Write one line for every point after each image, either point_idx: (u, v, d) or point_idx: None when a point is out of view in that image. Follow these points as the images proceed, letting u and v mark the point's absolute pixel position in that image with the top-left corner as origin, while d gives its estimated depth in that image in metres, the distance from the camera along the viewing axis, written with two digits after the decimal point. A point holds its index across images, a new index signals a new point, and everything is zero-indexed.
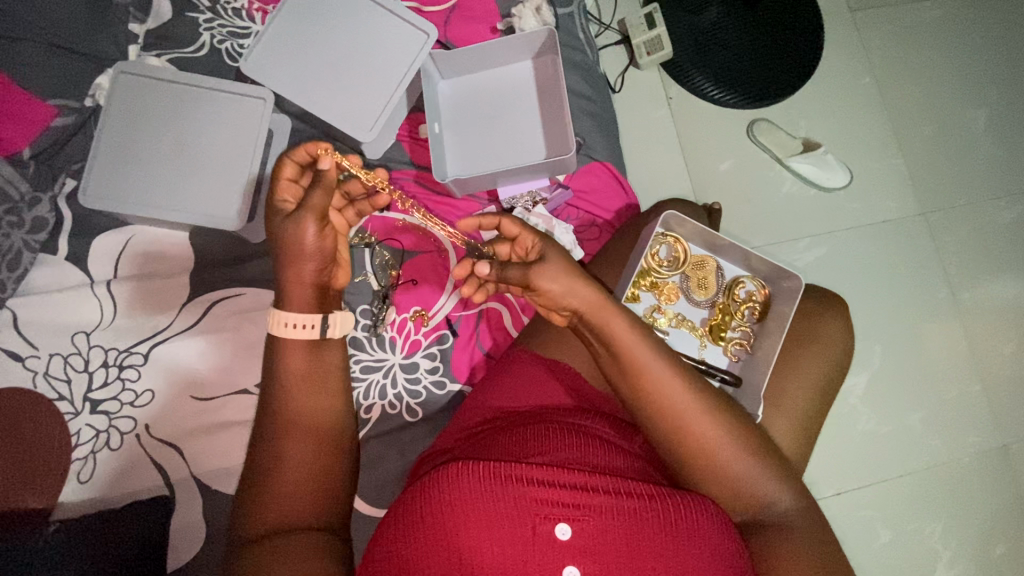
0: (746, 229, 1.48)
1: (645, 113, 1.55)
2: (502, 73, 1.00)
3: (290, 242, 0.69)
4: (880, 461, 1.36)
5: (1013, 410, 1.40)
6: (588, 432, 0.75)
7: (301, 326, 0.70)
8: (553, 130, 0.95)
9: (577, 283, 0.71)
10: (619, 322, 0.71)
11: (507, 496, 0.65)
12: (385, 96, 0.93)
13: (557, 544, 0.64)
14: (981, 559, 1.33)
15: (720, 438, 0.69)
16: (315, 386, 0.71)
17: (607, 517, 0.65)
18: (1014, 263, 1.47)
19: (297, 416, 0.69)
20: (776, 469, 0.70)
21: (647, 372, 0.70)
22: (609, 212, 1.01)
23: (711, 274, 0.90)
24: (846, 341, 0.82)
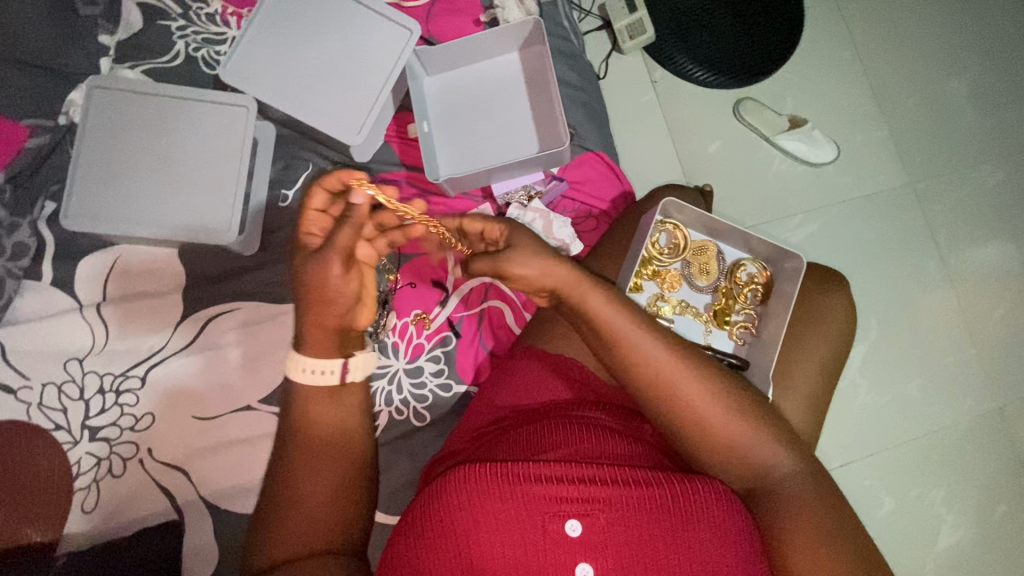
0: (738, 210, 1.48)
1: (631, 99, 1.54)
2: (488, 67, 0.97)
3: (314, 283, 0.64)
4: (882, 431, 1.38)
5: (1005, 372, 1.43)
6: (595, 425, 0.74)
7: (327, 373, 0.67)
8: (545, 123, 0.94)
9: (550, 263, 0.71)
10: (598, 295, 0.71)
11: (516, 495, 0.65)
12: (371, 96, 0.90)
13: (568, 541, 0.64)
14: (983, 518, 1.35)
15: (705, 409, 0.68)
16: (341, 417, 0.70)
17: (619, 510, 0.64)
18: (1001, 227, 1.49)
19: (321, 450, 0.68)
20: (769, 428, 0.70)
21: (631, 351, 0.69)
22: (605, 201, 1.00)
23: (712, 260, 0.89)
24: (849, 317, 0.82)
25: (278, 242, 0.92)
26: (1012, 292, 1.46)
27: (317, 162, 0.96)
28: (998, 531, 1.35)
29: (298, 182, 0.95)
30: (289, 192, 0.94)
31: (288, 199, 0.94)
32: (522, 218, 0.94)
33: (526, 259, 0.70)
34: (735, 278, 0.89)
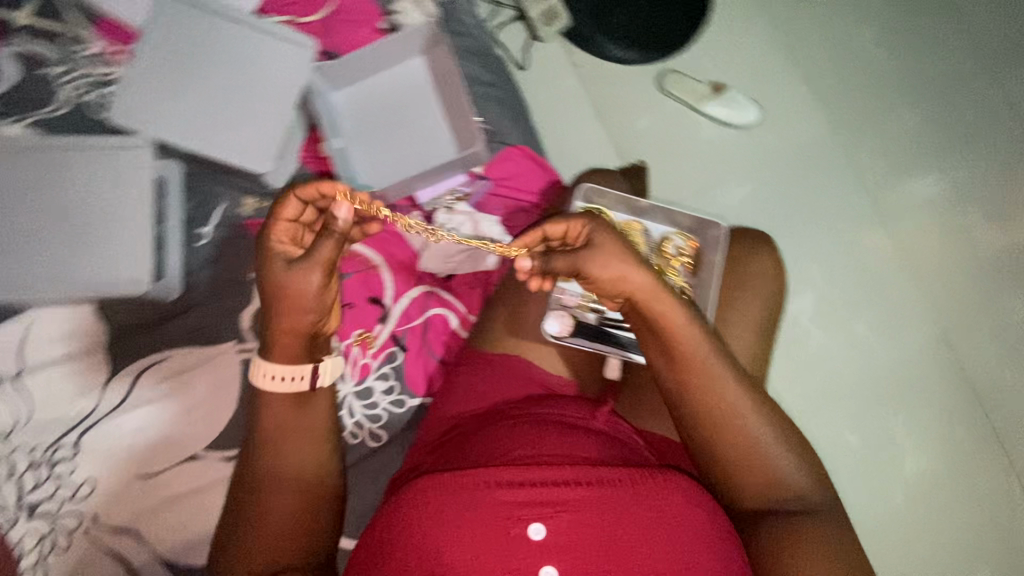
0: (672, 182, 1.52)
1: (556, 85, 1.54)
2: (394, 73, 0.95)
3: (285, 293, 0.65)
4: (836, 372, 1.44)
5: (971, 301, 1.37)
6: (563, 426, 0.75)
7: (290, 380, 0.68)
8: (458, 122, 0.93)
9: (633, 268, 0.69)
10: (674, 305, 0.69)
11: (478, 502, 0.65)
12: (273, 120, 0.88)
13: (532, 544, 0.63)
14: (951, 443, 1.36)
15: (743, 413, 0.69)
16: (307, 429, 0.70)
17: (581, 512, 0.65)
18: (929, 160, 1.52)
19: (285, 461, 0.68)
20: (796, 449, 0.70)
21: (686, 347, 0.69)
22: (533, 194, 1.00)
23: (639, 237, 0.87)
24: (778, 276, 0.86)
25: (203, 283, 0.87)
26: None
27: (231, 196, 0.89)
28: (971, 455, 1.35)
29: (212, 218, 0.88)
30: (205, 230, 0.88)
31: (205, 238, 0.88)
32: (450, 223, 0.94)
33: (611, 251, 0.69)
34: (665, 253, 0.88)
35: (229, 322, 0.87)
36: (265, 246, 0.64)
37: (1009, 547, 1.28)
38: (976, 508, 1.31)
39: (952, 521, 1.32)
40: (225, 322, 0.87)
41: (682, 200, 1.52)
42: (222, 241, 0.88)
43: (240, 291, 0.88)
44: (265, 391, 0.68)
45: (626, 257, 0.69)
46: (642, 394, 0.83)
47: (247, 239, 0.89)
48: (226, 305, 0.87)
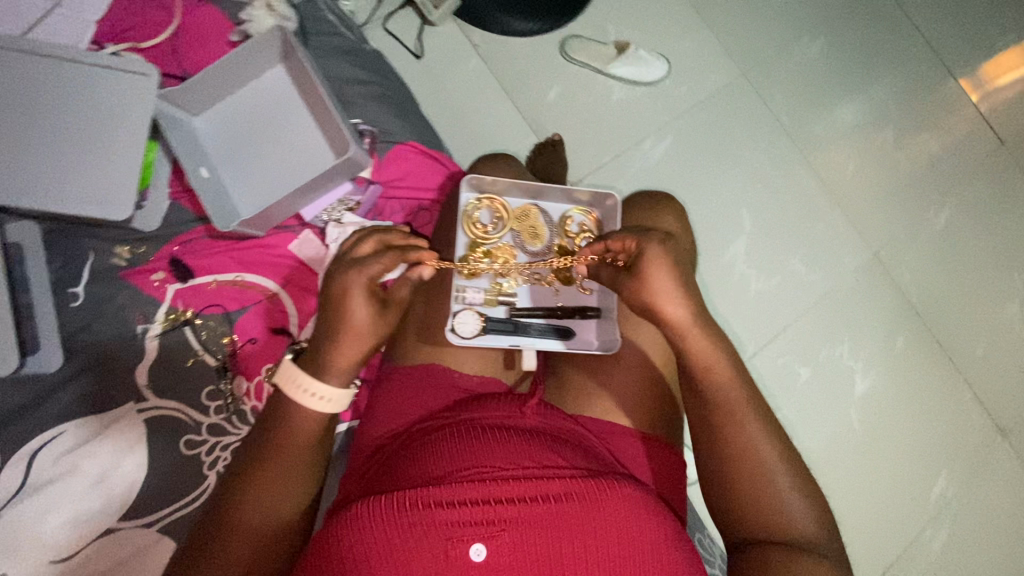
0: (591, 142, 1.44)
1: (456, 68, 1.45)
2: (256, 88, 0.90)
3: (359, 325, 0.66)
4: (782, 308, 1.40)
5: (873, 219, 1.47)
6: (518, 432, 0.70)
7: (324, 400, 0.65)
8: (330, 128, 0.87)
9: (680, 293, 0.65)
10: (709, 336, 0.65)
11: (416, 526, 0.60)
12: (124, 157, 0.79)
13: (471, 567, 0.59)
14: (889, 354, 1.40)
15: (761, 429, 0.62)
16: (286, 478, 0.64)
17: (524, 529, 0.61)
18: (840, 88, 1.52)
19: (253, 512, 0.62)
20: (806, 483, 0.62)
21: (715, 361, 0.65)
22: (431, 190, 0.96)
23: (538, 221, 0.87)
24: (687, 238, 0.83)
25: (87, 346, 0.81)
26: (863, 144, 1.50)
27: (99, 247, 0.84)
28: (906, 362, 1.40)
29: (83, 275, 0.82)
30: (78, 288, 0.82)
31: (80, 296, 0.82)
32: (343, 235, 0.90)
33: (666, 258, 0.65)
34: (567, 231, 0.87)
35: (123, 383, 0.80)
36: (363, 277, 0.65)
37: (941, 441, 1.37)
38: (925, 416, 1.38)
39: (908, 436, 1.37)
40: (118, 385, 0.80)
41: (606, 166, 1.44)
42: (98, 297, 0.82)
43: (129, 349, 0.82)
44: (303, 404, 0.65)
45: (679, 283, 0.64)
46: (566, 379, 0.80)
47: (127, 290, 0.83)
48: (117, 366, 0.81)
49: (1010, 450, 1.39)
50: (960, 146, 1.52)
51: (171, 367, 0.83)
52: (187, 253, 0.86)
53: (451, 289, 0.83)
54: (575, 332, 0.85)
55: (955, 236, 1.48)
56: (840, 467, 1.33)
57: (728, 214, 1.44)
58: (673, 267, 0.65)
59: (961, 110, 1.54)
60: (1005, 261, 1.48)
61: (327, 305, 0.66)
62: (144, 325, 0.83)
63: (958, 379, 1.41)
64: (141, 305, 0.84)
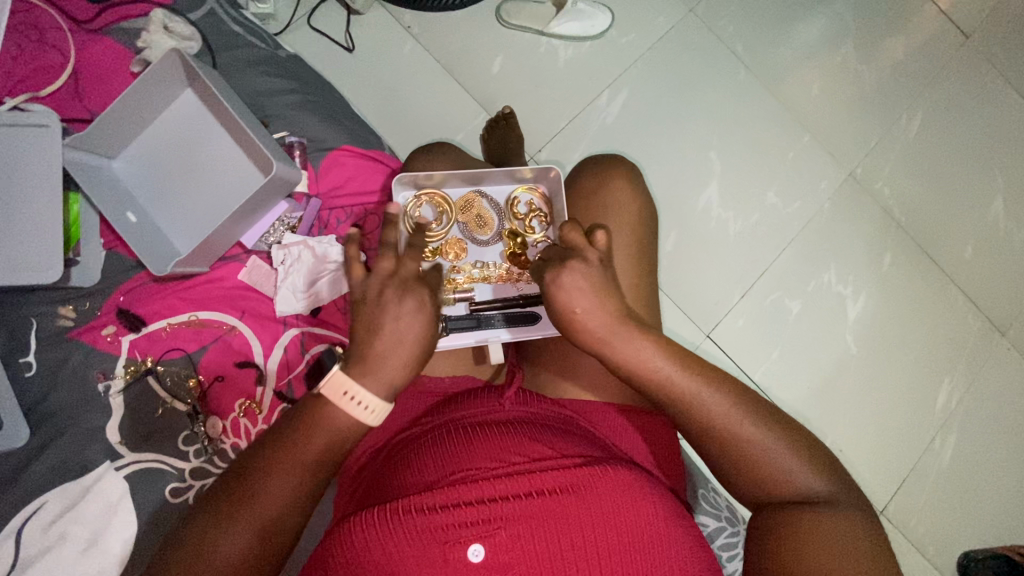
0: (544, 112, 1.39)
1: (392, 55, 1.38)
2: (170, 120, 0.86)
3: (405, 322, 0.55)
4: (766, 247, 1.37)
5: (844, 140, 1.43)
6: (506, 426, 0.68)
7: (370, 409, 0.55)
8: (251, 148, 0.83)
9: (599, 300, 0.58)
10: (640, 342, 0.59)
11: (410, 534, 0.57)
12: (44, 216, 0.75)
13: (471, 568, 0.56)
14: (876, 273, 1.38)
15: (737, 419, 0.59)
16: (276, 507, 0.53)
17: (523, 523, 0.58)
18: (795, 9, 1.45)
19: (230, 546, 0.52)
20: (799, 443, 0.59)
21: (656, 370, 0.59)
22: (374, 193, 0.92)
23: (484, 208, 0.85)
24: (640, 199, 0.81)
25: (52, 412, 0.79)
26: (822, 64, 1.44)
27: (42, 310, 0.81)
28: (895, 280, 1.38)
29: (31, 342, 0.80)
30: (30, 356, 0.80)
31: (33, 364, 0.80)
32: (289, 257, 0.87)
33: (574, 286, 0.58)
34: (516, 213, 0.85)
35: (97, 444, 0.79)
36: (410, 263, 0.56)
37: (939, 350, 1.36)
38: (921, 328, 1.37)
39: (905, 351, 1.35)
40: (92, 447, 0.78)
41: (563, 131, 1.38)
42: (54, 361, 0.80)
43: (96, 409, 0.80)
44: (341, 410, 0.55)
45: (592, 292, 0.58)
46: (545, 366, 0.78)
47: (82, 349, 0.81)
48: (87, 427, 0.79)
49: (1009, 347, 1.38)
50: (929, 48, 1.46)
51: (142, 419, 0.81)
52: (134, 301, 0.84)
53: None
54: (541, 317, 0.81)
55: (931, 142, 1.43)
56: (840, 394, 1.33)
57: (697, 160, 1.39)
58: (588, 276, 0.59)
59: (924, 10, 1.47)
60: (984, 159, 1.44)
61: (366, 301, 0.55)
62: (105, 382, 0.81)
63: (950, 286, 1.39)
64: (99, 362, 0.82)
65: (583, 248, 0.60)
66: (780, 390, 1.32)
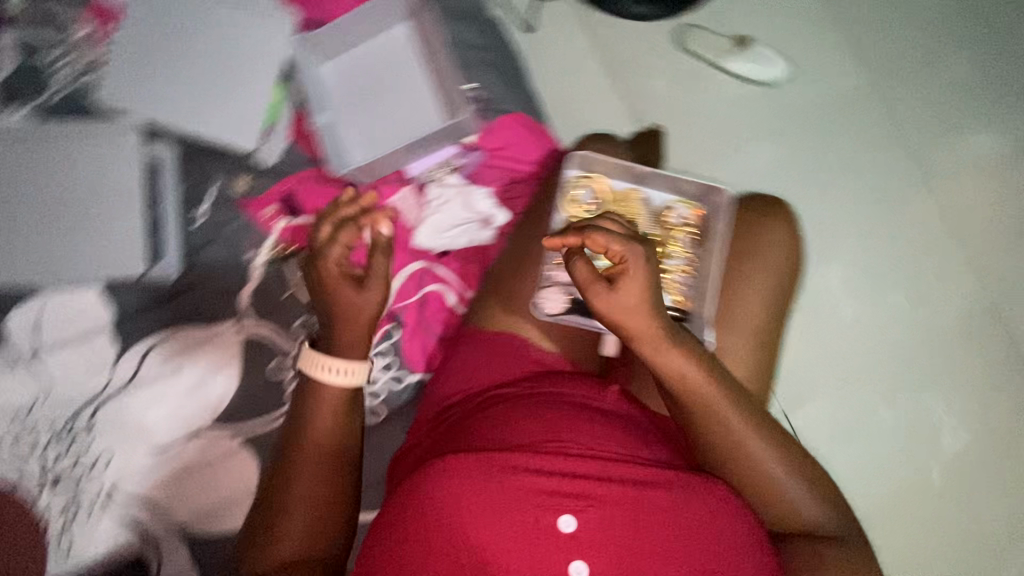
0: (689, 142, 1.38)
1: (564, 47, 1.41)
2: (381, 45, 0.95)
3: (342, 307, 0.80)
4: (895, 351, 1.23)
5: (1013, 266, 1.27)
6: (596, 410, 0.70)
7: (342, 371, 0.76)
8: (447, 94, 0.93)
9: (653, 311, 0.65)
10: (678, 355, 0.66)
11: (508, 489, 0.61)
12: (260, 94, 0.90)
13: (562, 537, 0.60)
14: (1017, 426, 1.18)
15: (771, 459, 0.67)
16: (321, 473, 0.74)
17: (614, 510, 0.61)
18: (987, 116, 1.35)
19: (302, 511, 0.73)
20: (818, 484, 0.69)
21: (697, 389, 0.67)
22: (530, 163, 0.94)
23: (640, 207, 0.82)
24: (792, 250, 0.80)
25: (203, 264, 0.88)
26: (1004, 180, 1.32)
27: (223, 174, 0.89)
28: None
29: (206, 199, 0.88)
30: (200, 211, 0.88)
31: (200, 218, 0.88)
32: (441, 197, 0.92)
33: (635, 293, 0.64)
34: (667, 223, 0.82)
35: (229, 303, 0.88)
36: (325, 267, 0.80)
37: None
38: None
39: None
40: (225, 304, 0.88)
41: (703, 165, 1.37)
42: (219, 221, 0.89)
43: (236, 273, 0.89)
44: (323, 382, 0.76)
45: (651, 302, 0.64)
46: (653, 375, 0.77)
47: (243, 219, 0.90)
48: (225, 286, 0.88)
49: None
50: None
51: (271, 296, 0.89)
52: (299, 192, 0.91)
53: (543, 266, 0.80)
54: None
55: None
56: (930, 539, 1.15)
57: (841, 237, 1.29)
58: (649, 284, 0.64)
59: None
60: None
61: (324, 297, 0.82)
62: (253, 252, 0.90)
63: None
64: (252, 235, 0.90)
65: (646, 254, 0.65)
66: (851, 496, 1.19)
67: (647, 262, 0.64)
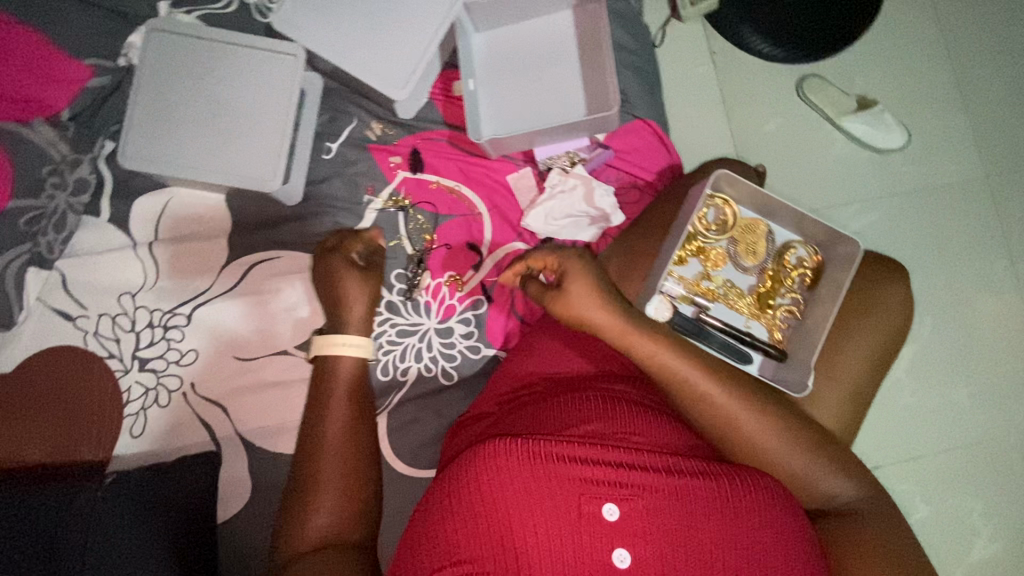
0: (808, 189, 1.21)
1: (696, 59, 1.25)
2: (539, 26, 0.94)
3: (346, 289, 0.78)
4: (1002, 464, 1.09)
5: None
6: (624, 401, 0.69)
7: (354, 345, 0.75)
8: (594, 85, 0.90)
9: (600, 307, 0.69)
10: (647, 340, 0.69)
11: (548, 478, 0.60)
12: (421, 47, 0.86)
13: (604, 526, 0.59)
14: None
15: (785, 446, 0.68)
16: (343, 466, 0.70)
17: (657, 500, 0.60)
18: None
19: (325, 510, 0.67)
20: (832, 461, 0.70)
21: (679, 378, 0.69)
22: (651, 172, 0.95)
23: (762, 240, 0.83)
24: (905, 313, 0.78)
25: (322, 195, 0.93)
26: None
27: (362, 117, 0.95)
28: None
29: (341, 136, 0.94)
30: (333, 145, 0.94)
31: (332, 152, 0.94)
32: (561, 185, 0.91)
33: (581, 292, 0.70)
34: (784, 260, 0.82)
35: None
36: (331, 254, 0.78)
37: None
38: None
39: None
40: None
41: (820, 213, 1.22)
42: (347, 158, 0.94)
43: (351, 211, 0.93)
44: (337, 358, 0.75)
45: (597, 296, 0.69)
46: None
47: (368, 160, 0.94)
48: (337, 221, 0.92)
49: None
50: None
51: None
52: (427, 149, 0.95)
53: (653, 275, 0.81)
54: (750, 360, 0.78)
55: None
56: None
57: (969, 330, 1.13)
58: (594, 280, 0.70)
59: None
60: None
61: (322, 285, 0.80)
62: (371, 196, 0.93)
63: None
64: (373, 179, 0.94)
65: (570, 259, 0.72)
66: None
67: (582, 261, 0.71)
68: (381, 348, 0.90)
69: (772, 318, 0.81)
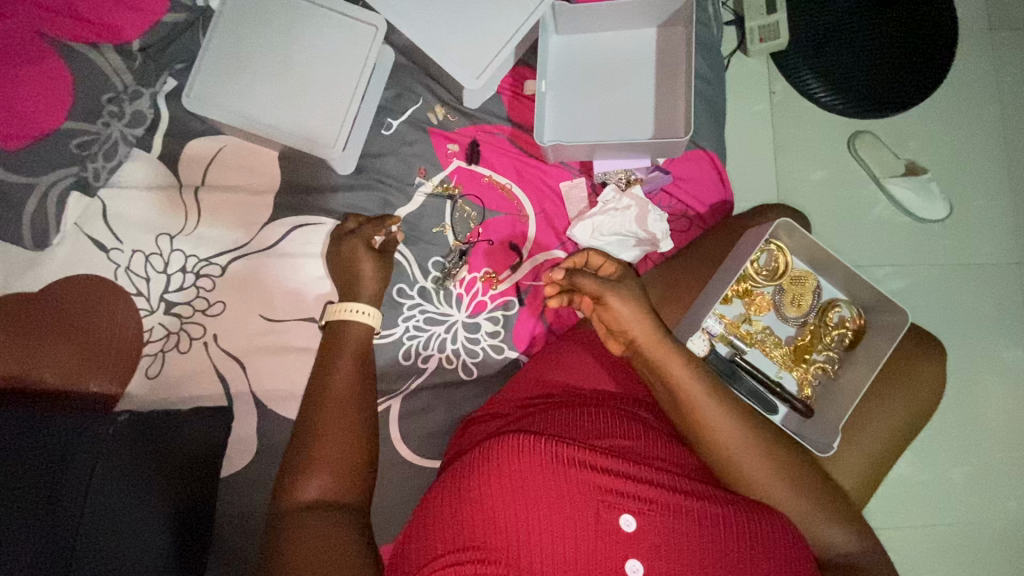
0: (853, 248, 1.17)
1: (762, 96, 1.22)
2: (620, 39, 0.93)
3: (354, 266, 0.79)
4: (999, 556, 1.07)
5: None
6: (645, 423, 0.67)
7: (364, 312, 0.76)
8: (666, 109, 0.89)
9: (641, 316, 0.68)
10: (675, 356, 0.66)
11: (568, 482, 0.57)
12: (502, 40, 0.85)
13: (620, 538, 0.56)
14: None
15: (789, 491, 0.63)
16: (345, 422, 0.67)
17: (679, 518, 0.57)
18: None
19: (323, 468, 0.64)
20: (836, 511, 0.64)
21: (699, 400, 0.65)
22: (703, 205, 0.94)
23: (809, 293, 0.83)
24: (935, 393, 0.77)
25: (374, 169, 0.92)
26: None
27: (427, 98, 0.95)
28: None
29: (404, 114, 0.94)
30: (394, 122, 0.94)
31: (392, 128, 0.93)
32: (616, 202, 0.90)
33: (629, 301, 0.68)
34: (826, 317, 0.83)
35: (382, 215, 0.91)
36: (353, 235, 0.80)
37: None
38: None
39: None
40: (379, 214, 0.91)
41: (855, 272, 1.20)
42: (405, 137, 0.94)
43: (401, 190, 0.92)
44: (344, 325, 0.75)
45: (640, 306, 0.68)
46: None
47: (426, 143, 0.94)
48: (385, 198, 0.91)
49: None
50: None
51: (421, 226, 0.92)
52: (485, 142, 0.94)
53: (697, 311, 0.81)
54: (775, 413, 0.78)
55: None
56: None
57: (992, 417, 1.11)
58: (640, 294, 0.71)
59: None
60: None
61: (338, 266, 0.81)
62: (421, 179, 0.93)
63: None
64: (428, 162, 0.93)
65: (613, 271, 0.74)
66: None
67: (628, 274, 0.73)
68: (406, 332, 0.90)
69: (806, 371, 0.81)
